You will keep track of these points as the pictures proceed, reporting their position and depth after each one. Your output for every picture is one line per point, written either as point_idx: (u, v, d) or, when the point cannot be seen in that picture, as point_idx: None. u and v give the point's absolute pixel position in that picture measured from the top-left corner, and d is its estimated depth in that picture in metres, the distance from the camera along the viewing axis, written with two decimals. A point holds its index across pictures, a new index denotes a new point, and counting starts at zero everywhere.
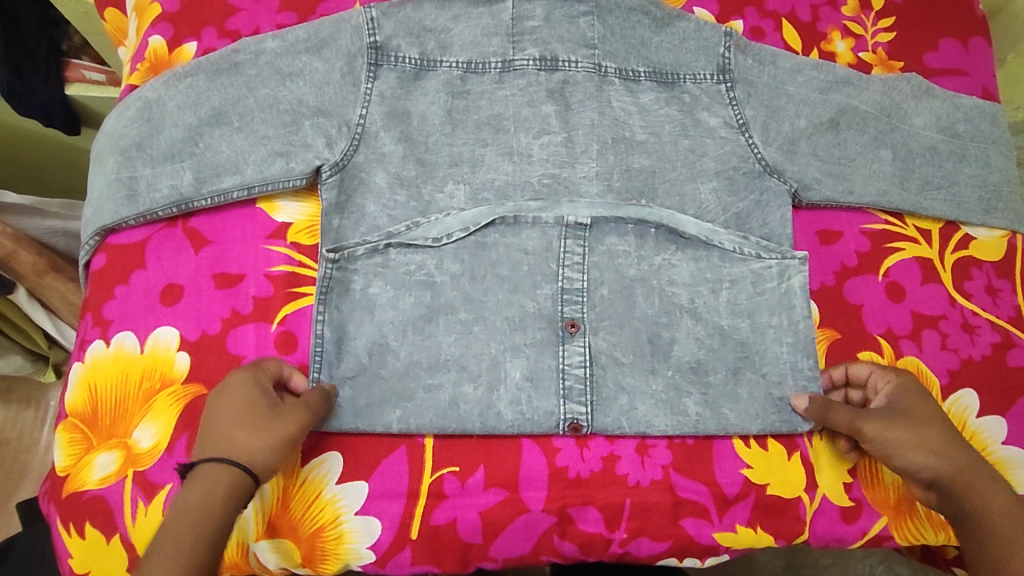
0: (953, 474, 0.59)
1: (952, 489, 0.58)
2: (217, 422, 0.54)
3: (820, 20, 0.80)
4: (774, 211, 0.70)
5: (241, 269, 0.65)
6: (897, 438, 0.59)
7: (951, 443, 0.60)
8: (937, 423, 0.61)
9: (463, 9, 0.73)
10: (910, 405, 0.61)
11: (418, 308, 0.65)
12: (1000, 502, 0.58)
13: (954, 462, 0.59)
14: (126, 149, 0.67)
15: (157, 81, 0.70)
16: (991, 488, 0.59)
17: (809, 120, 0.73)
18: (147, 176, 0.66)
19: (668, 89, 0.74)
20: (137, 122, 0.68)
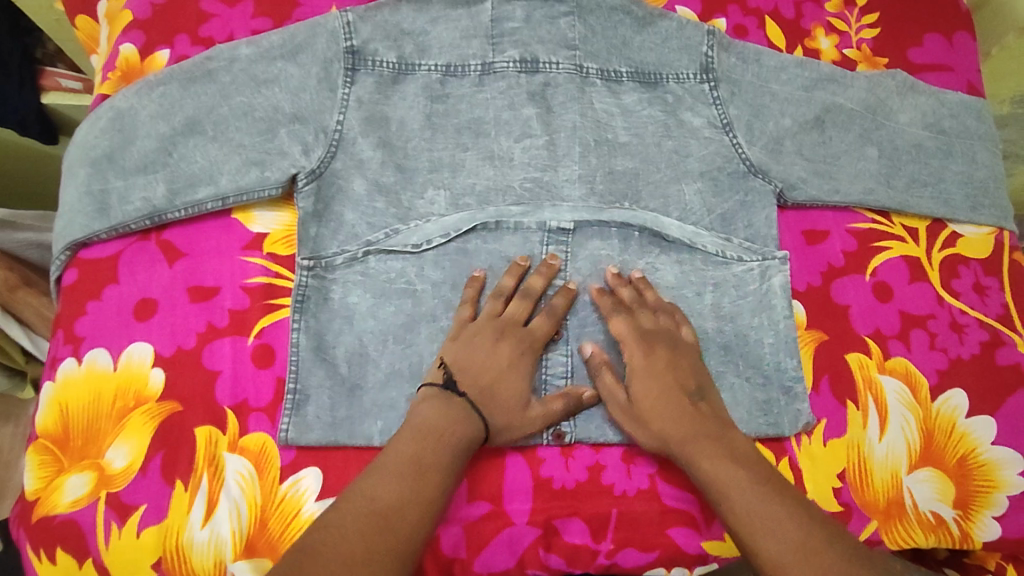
0: (673, 440, 0.57)
1: (681, 454, 0.56)
2: (474, 368, 0.58)
3: (803, 17, 0.79)
4: (758, 212, 0.70)
5: (216, 282, 0.64)
6: (642, 392, 0.59)
7: (680, 406, 0.58)
8: (675, 382, 0.59)
9: (442, 11, 0.72)
10: (659, 361, 0.60)
11: (398, 317, 0.64)
12: (746, 484, 0.53)
13: (676, 430, 0.57)
14: (97, 161, 0.66)
15: (129, 90, 0.68)
16: (725, 466, 0.54)
17: (794, 118, 0.72)
18: (120, 189, 0.65)
19: (650, 89, 0.73)
20: (109, 132, 0.67)
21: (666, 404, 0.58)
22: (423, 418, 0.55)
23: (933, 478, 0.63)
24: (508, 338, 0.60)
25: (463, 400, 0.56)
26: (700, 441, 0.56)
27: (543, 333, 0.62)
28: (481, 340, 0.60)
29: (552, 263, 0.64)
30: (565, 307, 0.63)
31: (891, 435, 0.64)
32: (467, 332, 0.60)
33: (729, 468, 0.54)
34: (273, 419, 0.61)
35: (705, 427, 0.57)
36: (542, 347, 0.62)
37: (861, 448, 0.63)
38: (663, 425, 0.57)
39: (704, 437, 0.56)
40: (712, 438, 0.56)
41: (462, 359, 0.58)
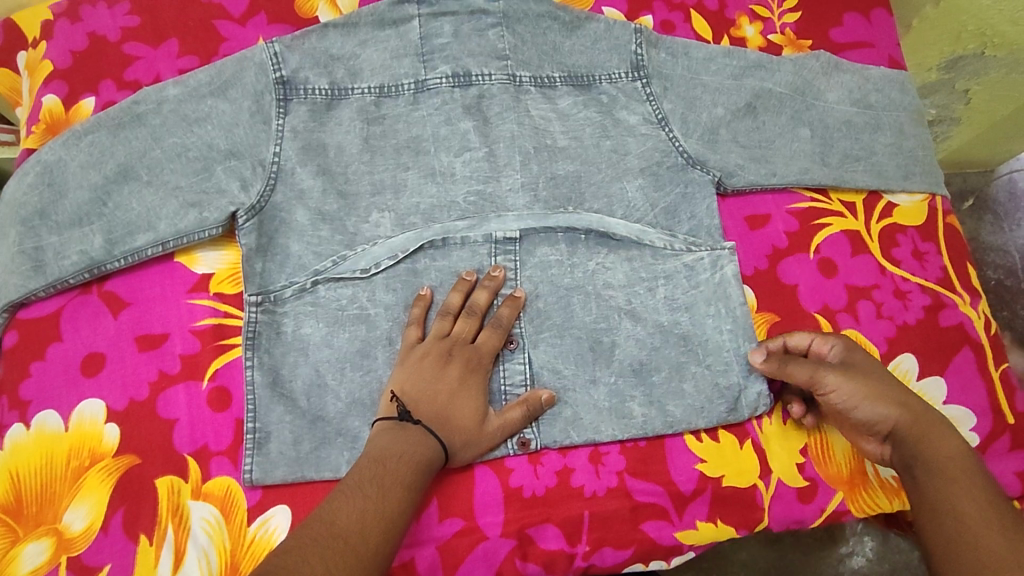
0: (906, 428, 0.57)
1: (909, 442, 0.56)
2: (425, 393, 0.58)
3: (727, 7, 0.81)
4: (700, 203, 0.71)
5: (164, 328, 0.63)
6: (867, 402, 0.58)
7: (908, 395, 0.59)
8: (888, 376, 0.60)
9: (370, 33, 0.72)
10: (861, 359, 0.61)
11: (353, 343, 0.63)
12: (966, 467, 0.54)
13: (912, 416, 0.57)
14: (28, 218, 0.64)
15: (56, 143, 0.67)
16: (970, 457, 0.54)
17: (726, 107, 0.73)
18: (54, 245, 0.64)
19: (585, 92, 0.74)
20: (38, 188, 0.65)
21: (907, 398, 0.58)
22: (379, 445, 0.55)
23: None
24: (456, 361, 0.60)
25: (418, 427, 0.57)
26: (936, 424, 0.57)
27: (489, 347, 0.62)
28: (429, 364, 0.60)
29: (496, 274, 0.64)
30: (511, 317, 0.63)
31: None
32: (415, 356, 0.60)
33: (958, 447, 0.55)
34: (235, 461, 0.60)
35: (926, 416, 0.57)
36: (490, 362, 0.62)
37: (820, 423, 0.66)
38: (904, 408, 0.58)
39: (934, 421, 0.57)
40: (944, 426, 0.57)
41: (413, 384, 0.59)
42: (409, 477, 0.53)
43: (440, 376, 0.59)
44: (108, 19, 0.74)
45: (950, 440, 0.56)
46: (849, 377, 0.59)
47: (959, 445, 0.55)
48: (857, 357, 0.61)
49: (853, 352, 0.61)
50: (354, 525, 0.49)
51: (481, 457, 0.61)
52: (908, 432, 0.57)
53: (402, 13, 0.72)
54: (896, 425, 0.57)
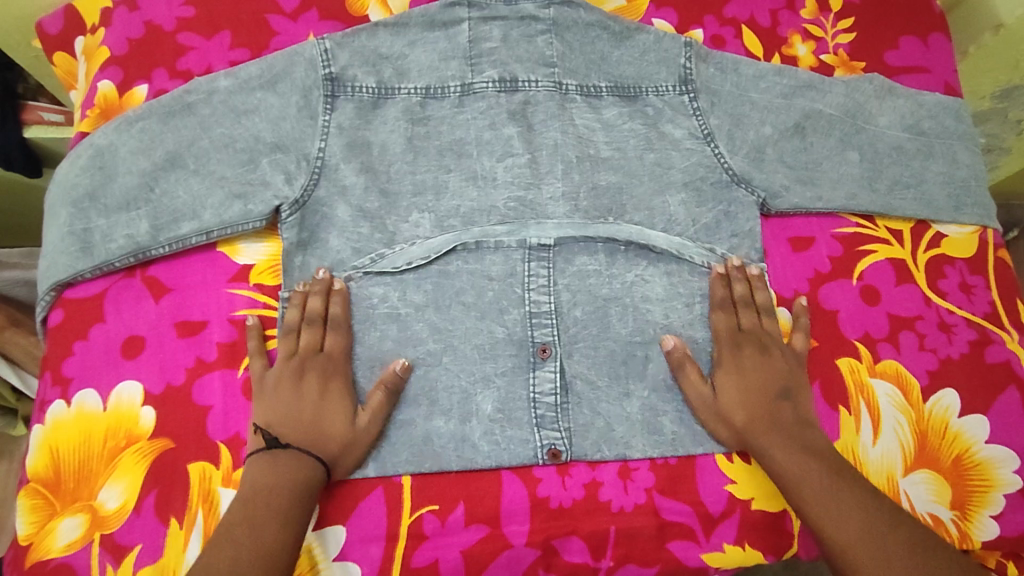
0: (750, 432, 0.61)
1: (758, 446, 0.60)
2: (290, 415, 0.59)
3: (780, 24, 0.79)
4: (742, 222, 0.70)
5: (203, 316, 0.64)
6: (728, 385, 0.63)
7: (766, 400, 0.62)
8: (763, 380, 0.63)
9: (420, 34, 0.73)
10: (748, 360, 0.64)
11: (385, 343, 0.64)
12: (822, 483, 0.57)
13: (756, 426, 0.61)
14: (78, 200, 0.66)
15: (108, 127, 0.69)
16: (822, 479, 0.57)
17: (774, 126, 0.73)
18: (102, 228, 0.65)
19: (630, 103, 0.74)
20: (90, 170, 0.67)
21: (765, 400, 0.62)
22: (250, 480, 0.55)
23: (928, 479, 0.63)
24: (310, 374, 0.61)
25: (287, 451, 0.57)
26: (783, 436, 0.60)
27: (339, 352, 0.62)
28: (282, 387, 0.60)
29: (321, 276, 0.63)
30: (344, 314, 0.63)
31: (885, 438, 0.64)
32: (269, 386, 0.60)
33: (804, 464, 0.58)
34: None
35: (782, 425, 0.61)
36: (347, 364, 0.62)
37: (856, 452, 0.64)
38: (740, 414, 0.62)
39: (782, 433, 0.60)
40: (765, 445, 0.60)
41: (273, 411, 0.59)
42: (286, 512, 0.54)
43: (296, 393, 0.60)
44: (165, 8, 0.74)
45: (789, 455, 0.59)
46: (734, 352, 0.64)
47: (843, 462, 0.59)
48: (746, 349, 0.64)
49: (763, 347, 0.65)
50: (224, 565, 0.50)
51: (371, 459, 0.61)
52: (747, 429, 0.61)
53: (452, 16, 0.73)
54: (738, 422, 0.62)
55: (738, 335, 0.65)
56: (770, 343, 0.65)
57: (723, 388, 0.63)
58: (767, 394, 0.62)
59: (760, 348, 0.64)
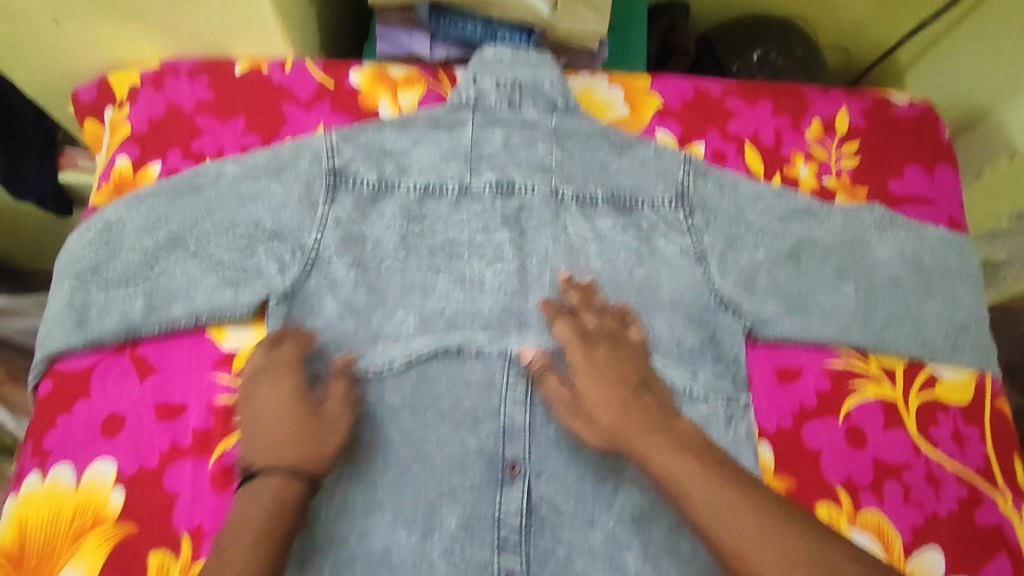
0: (620, 431, 0.59)
1: (632, 447, 0.58)
2: (264, 433, 0.59)
3: (783, 143, 0.79)
4: (726, 348, 0.69)
5: (184, 400, 0.66)
6: (587, 384, 0.62)
7: (625, 392, 0.61)
8: (620, 373, 0.62)
9: (424, 132, 0.75)
10: (600, 357, 0.63)
11: (358, 443, 0.64)
12: (708, 485, 0.55)
13: (625, 425, 0.59)
14: (82, 273, 0.69)
15: (119, 203, 0.72)
16: (704, 480, 0.55)
17: (768, 251, 0.72)
18: (100, 302, 0.68)
19: (625, 215, 0.75)
20: (96, 245, 0.70)
21: (626, 392, 0.61)
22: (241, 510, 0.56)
23: None
24: (264, 377, 0.62)
25: (260, 477, 0.57)
26: (654, 432, 0.58)
27: (290, 355, 0.65)
28: (263, 398, 0.61)
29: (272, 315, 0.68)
30: (295, 353, 0.65)
31: None
32: (257, 394, 0.62)
33: (681, 461, 0.56)
34: None
35: (649, 416, 0.59)
36: (297, 370, 0.63)
37: None
38: (609, 411, 0.60)
39: (651, 427, 0.59)
40: (642, 443, 0.58)
41: (262, 437, 0.59)
42: (270, 530, 0.55)
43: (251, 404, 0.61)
44: (188, 91, 0.78)
45: (664, 449, 0.57)
46: (586, 353, 0.63)
47: (712, 453, 0.58)
48: (598, 345, 0.64)
49: (617, 342, 0.65)
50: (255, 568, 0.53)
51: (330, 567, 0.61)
52: (626, 429, 0.59)
53: (457, 118, 0.75)
54: (613, 421, 0.59)
55: (581, 334, 0.65)
56: (617, 338, 0.65)
57: (590, 387, 0.61)
58: (626, 388, 0.61)
59: (613, 341, 0.64)
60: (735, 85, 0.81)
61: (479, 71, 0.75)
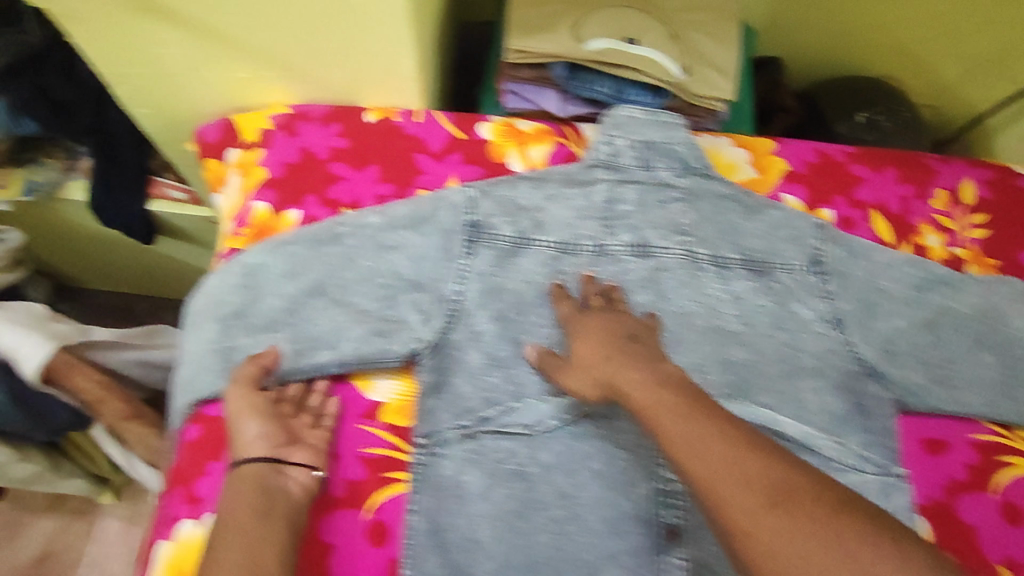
0: (611, 379, 0.61)
1: (617, 389, 0.60)
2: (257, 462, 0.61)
3: (910, 212, 0.80)
4: (878, 418, 0.69)
5: (336, 450, 0.66)
6: (582, 347, 0.65)
7: (611, 344, 0.64)
8: (609, 333, 0.65)
9: (558, 189, 0.75)
10: (589, 321, 0.68)
11: (510, 501, 0.64)
12: (715, 444, 0.50)
13: (608, 368, 0.62)
14: (227, 316, 0.70)
15: (260, 248, 0.72)
16: (713, 425, 0.52)
17: (907, 319, 0.72)
18: (245, 346, 0.68)
19: (759, 278, 0.75)
20: (239, 289, 0.70)
21: (613, 345, 0.64)
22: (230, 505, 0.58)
23: None
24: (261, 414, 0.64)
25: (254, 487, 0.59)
26: (648, 375, 0.58)
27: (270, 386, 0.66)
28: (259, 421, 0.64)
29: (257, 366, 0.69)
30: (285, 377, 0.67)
31: None
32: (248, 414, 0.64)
33: (660, 395, 0.56)
34: None
35: (634, 356, 0.61)
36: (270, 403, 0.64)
37: None
38: (604, 364, 0.62)
39: (648, 376, 0.58)
40: (640, 380, 0.58)
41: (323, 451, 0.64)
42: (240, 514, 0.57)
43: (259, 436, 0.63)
44: (322, 138, 0.78)
45: (672, 407, 0.54)
46: (580, 320, 0.68)
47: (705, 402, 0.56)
48: (594, 318, 0.67)
49: (615, 322, 0.66)
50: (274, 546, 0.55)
51: None
52: (625, 382, 0.59)
53: (591, 176, 0.75)
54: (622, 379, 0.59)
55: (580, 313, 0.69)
56: (610, 315, 0.68)
57: (580, 347, 0.65)
58: (624, 344, 0.63)
59: (601, 312, 0.68)
60: (858, 152, 0.82)
61: (613, 130, 0.75)
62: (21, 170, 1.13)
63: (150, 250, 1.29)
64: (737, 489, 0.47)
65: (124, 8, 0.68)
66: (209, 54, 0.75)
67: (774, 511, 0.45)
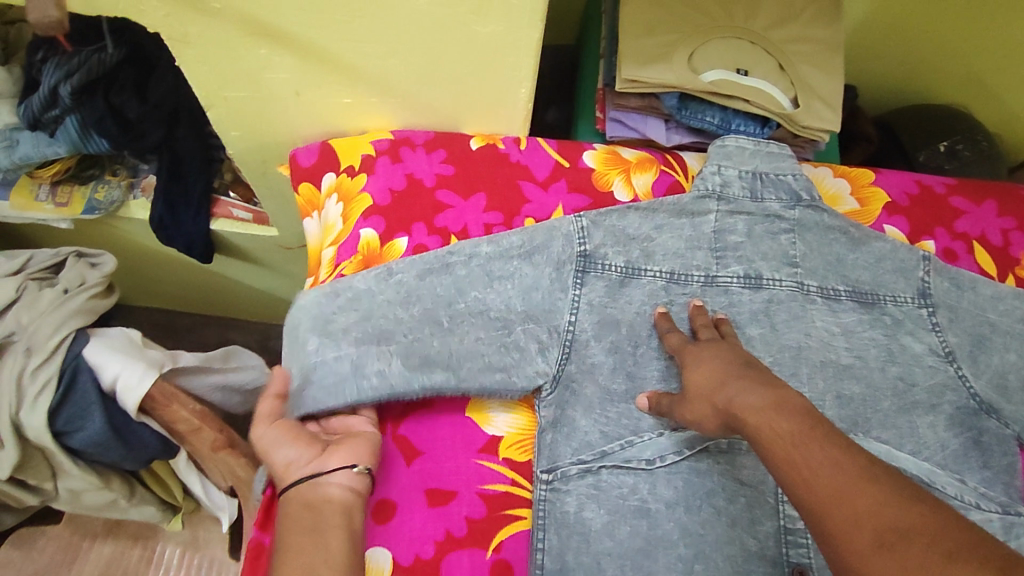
0: (722, 401, 0.55)
1: (732, 414, 0.53)
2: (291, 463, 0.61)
3: (1011, 244, 0.80)
4: (998, 455, 0.69)
5: (454, 485, 0.64)
6: (693, 371, 0.61)
7: (728, 370, 0.58)
8: (726, 359, 0.60)
9: (667, 219, 0.74)
10: (695, 350, 0.63)
11: (635, 540, 0.61)
12: (835, 469, 0.43)
13: (722, 396, 0.55)
14: (332, 332, 0.67)
15: (366, 273, 0.69)
16: (824, 450, 0.44)
17: (1019, 353, 0.72)
18: (356, 359, 0.66)
19: (869, 310, 0.74)
20: (346, 311, 0.68)
21: (728, 372, 0.57)
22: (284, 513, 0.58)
23: None
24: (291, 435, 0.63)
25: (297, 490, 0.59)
26: (765, 394, 0.51)
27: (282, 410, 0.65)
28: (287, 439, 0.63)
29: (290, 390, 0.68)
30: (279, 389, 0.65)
31: None
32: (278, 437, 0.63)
33: (775, 422, 0.48)
34: None
35: (759, 380, 0.54)
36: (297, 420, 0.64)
37: None
38: (719, 387, 0.57)
39: (768, 395, 0.51)
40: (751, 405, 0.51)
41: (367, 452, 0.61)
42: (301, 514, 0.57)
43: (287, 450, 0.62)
44: (426, 164, 0.78)
45: (786, 424, 0.47)
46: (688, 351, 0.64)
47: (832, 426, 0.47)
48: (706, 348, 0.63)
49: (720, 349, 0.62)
50: (332, 558, 0.54)
51: None
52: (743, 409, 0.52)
53: (702, 206, 0.75)
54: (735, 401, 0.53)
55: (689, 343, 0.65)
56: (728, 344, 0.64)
57: (690, 372, 0.61)
58: (740, 369, 0.57)
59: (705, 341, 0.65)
60: (956, 184, 0.83)
61: (724, 160, 0.76)
62: (83, 188, 1.12)
63: (204, 269, 1.28)
64: (848, 524, 0.40)
65: (239, 31, 0.68)
66: (318, 79, 0.75)
67: (883, 554, 0.38)
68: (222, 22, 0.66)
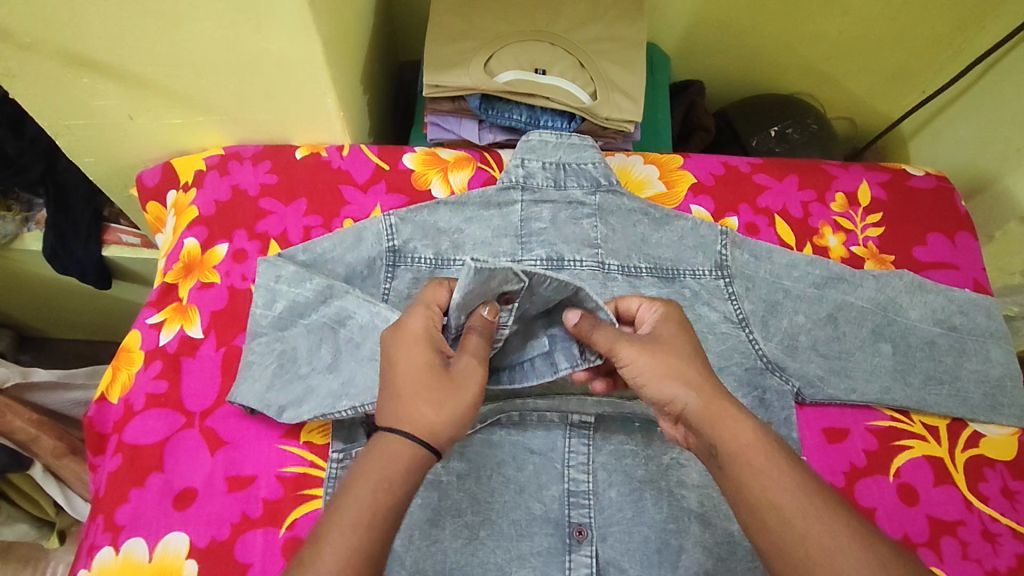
0: (698, 413, 0.55)
1: (709, 431, 0.55)
2: None
3: (811, 215, 0.85)
4: (778, 410, 0.73)
5: (254, 470, 0.68)
6: (645, 364, 0.57)
7: (711, 380, 0.57)
8: (691, 358, 0.58)
9: (475, 211, 0.79)
10: (660, 347, 0.58)
11: (425, 510, 0.65)
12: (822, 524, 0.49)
13: (705, 410, 0.55)
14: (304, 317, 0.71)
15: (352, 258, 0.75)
16: (788, 485, 0.51)
17: (807, 315, 0.76)
18: (303, 354, 0.70)
19: (669, 284, 0.78)
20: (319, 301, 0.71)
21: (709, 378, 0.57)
22: None
23: None
24: None
25: None
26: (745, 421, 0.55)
27: None
28: None
29: None
30: None
31: None
32: None
33: (773, 471, 0.52)
34: None
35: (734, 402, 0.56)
36: None
37: None
38: (695, 392, 0.56)
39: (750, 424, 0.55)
40: (738, 429, 0.54)
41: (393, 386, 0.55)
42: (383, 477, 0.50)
43: None
44: (251, 175, 0.82)
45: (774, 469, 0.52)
46: (639, 350, 0.58)
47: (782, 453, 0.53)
48: (665, 331, 0.60)
49: (669, 322, 0.61)
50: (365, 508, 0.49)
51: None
52: (701, 415, 0.55)
53: (507, 197, 0.80)
54: (690, 402, 0.56)
55: (623, 336, 0.59)
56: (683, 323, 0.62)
57: (664, 386, 0.57)
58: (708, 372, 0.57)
59: (649, 338, 0.59)
60: (762, 163, 0.88)
61: (527, 154, 0.81)
62: None
63: (104, 295, 1.33)
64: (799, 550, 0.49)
65: (58, 63, 0.73)
66: (143, 103, 0.80)
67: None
68: (41, 55, 0.72)
